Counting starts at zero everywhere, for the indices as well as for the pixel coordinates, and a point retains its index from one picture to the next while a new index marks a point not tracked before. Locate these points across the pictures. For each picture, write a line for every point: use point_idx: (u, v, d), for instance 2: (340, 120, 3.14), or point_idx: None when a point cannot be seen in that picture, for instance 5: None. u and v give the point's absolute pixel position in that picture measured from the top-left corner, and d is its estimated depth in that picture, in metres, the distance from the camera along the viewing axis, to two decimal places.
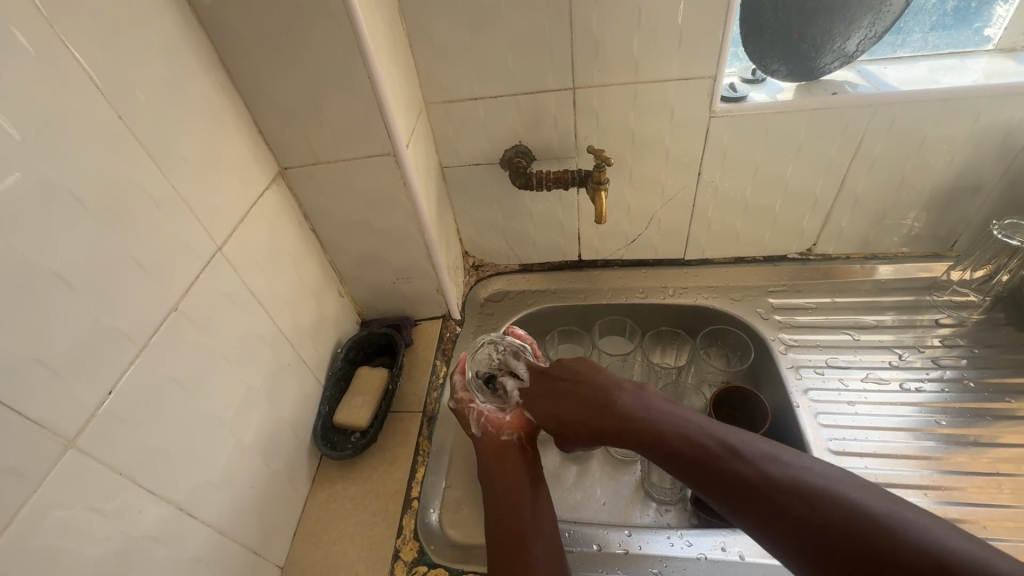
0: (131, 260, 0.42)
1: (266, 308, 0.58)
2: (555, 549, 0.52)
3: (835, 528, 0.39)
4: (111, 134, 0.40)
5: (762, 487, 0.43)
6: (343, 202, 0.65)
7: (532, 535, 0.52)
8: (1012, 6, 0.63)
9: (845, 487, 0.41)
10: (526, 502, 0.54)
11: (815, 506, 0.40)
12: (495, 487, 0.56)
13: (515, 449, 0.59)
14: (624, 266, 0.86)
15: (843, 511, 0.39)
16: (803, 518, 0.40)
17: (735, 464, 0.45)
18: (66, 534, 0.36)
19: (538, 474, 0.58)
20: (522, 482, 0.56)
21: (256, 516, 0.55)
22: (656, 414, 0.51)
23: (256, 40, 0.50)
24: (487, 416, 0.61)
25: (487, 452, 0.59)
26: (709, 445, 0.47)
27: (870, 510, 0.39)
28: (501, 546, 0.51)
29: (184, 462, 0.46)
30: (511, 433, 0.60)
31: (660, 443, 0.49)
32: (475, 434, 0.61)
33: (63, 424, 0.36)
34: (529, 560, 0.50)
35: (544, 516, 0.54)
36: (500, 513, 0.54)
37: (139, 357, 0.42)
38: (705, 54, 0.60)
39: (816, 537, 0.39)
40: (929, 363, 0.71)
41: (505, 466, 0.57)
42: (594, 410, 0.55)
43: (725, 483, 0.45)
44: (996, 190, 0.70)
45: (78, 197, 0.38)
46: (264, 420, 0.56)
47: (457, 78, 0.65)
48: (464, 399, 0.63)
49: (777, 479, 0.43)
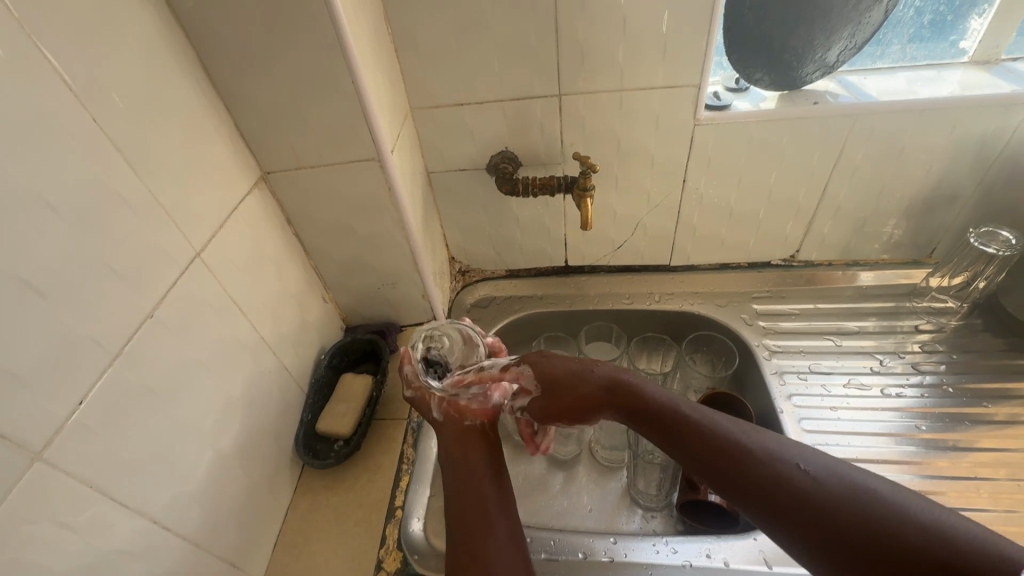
0: (104, 267, 0.41)
1: (247, 315, 0.57)
2: (512, 534, 0.50)
3: (838, 506, 0.38)
4: (84, 135, 0.39)
5: (768, 466, 0.42)
6: (327, 207, 0.64)
7: (495, 514, 0.50)
8: (986, 19, 0.65)
9: (848, 469, 0.41)
10: (489, 485, 0.53)
11: (820, 484, 0.40)
12: (459, 469, 0.54)
13: (478, 433, 0.57)
14: (610, 272, 0.87)
15: (849, 490, 0.39)
16: (806, 494, 0.40)
17: (744, 442, 0.44)
18: (33, 550, 0.35)
19: (501, 459, 0.56)
20: (483, 464, 0.54)
21: (235, 528, 0.54)
22: (665, 395, 0.51)
23: (238, 44, 0.50)
24: (448, 399, 0.59)
25: (450, 436, 0.57)
26: (717, 425, 0.46)
27: (874, 490, 0.39)
28: (463, 523, 0.50)
29: (159, 473, 0.44)
30: (475, 419, 0.58)
31: (667, 420, 0.49)
32: (438, 418, 0.59)
33: (30, 436, 0.35)
34: (495, 535, 0.49)
35: (506, 493, 0.53)
36: (462, 493, 0.52)
37: (111, 367, 0.41)
38: (690, 63, 0.61)
39: (819, 515, 0.38)
40: (909, 369, 0.72)
41: (469, 447, 0.56)
42: (599, 390, 0.54)
43: (726, 462, 0.43)
44: (972, 200, 0.71)
45: (50, 202, 0.37)
46: (244, 429, 0.55)
47: (443, 84, 0.65)
48: (422, 388, 0.60)
49: (784, 459, 0.42)
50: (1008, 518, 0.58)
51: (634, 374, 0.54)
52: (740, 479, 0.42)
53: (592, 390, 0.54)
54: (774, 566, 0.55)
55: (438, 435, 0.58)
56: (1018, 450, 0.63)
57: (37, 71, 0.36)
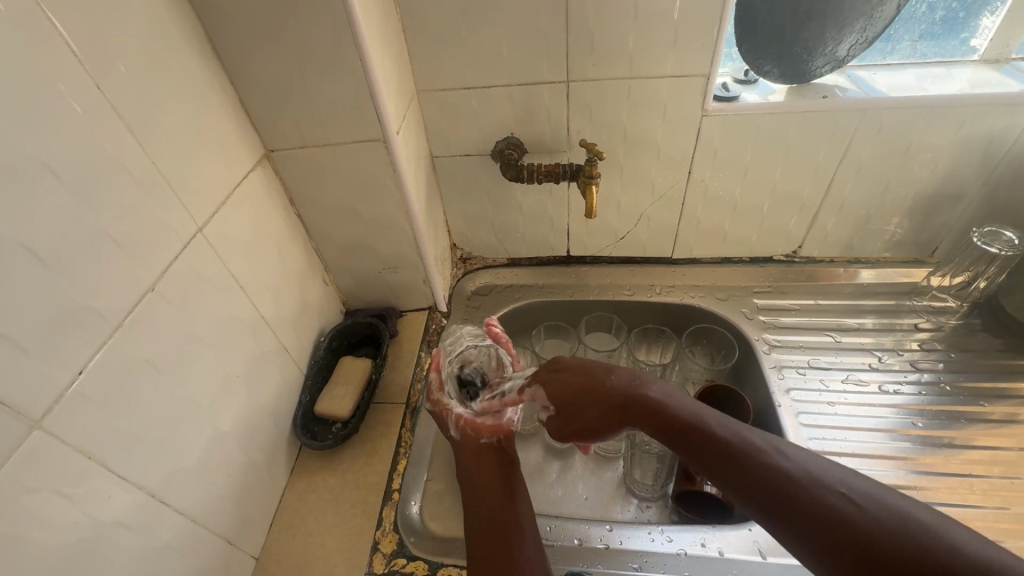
0: (105, 236, 0.40)
1: (247, 293, 0.56)
2: (537, 545, 0.50)
3: (879, 538, 0.36)
4: (87, 103, 0.38)
5: (806, 485, 0.40)
6: (329, 187, 0.63)
7: (514, 531, 0.50)
8: (998, 17, 0.64)
9: (891, 497, 0.38)
10: (511, 503, 0.52)
11: (861, 512, 0.37)
12: (473, 487, 0.55)
13: (495, 451, 0.57)
14: (612, 263, 0.86)
15: (889, 518, 0.36)
16: (841, 517, 0.37)
17: (779, 460, 0.42)
18: (30, 520, 0.35)
19: (518, 473, 0.56)
20: (496, 482, 0.54)
21: (231, 506, 0.53)
22: (688, 406, 0.48)
23: (243, 17, 0.49)
24: (465, 418, 0.59)
25: (467, 452, 0.57)
26: (748, 442, 0.44)
27: (915, 518, 0.36)
28: (481, 546, 0.49)
29: (158, 448, 0.44)
30: (491, 436, 0.58)
31: (692, 433, 0.46)
32: (455, 436, 0.59)
33: (29, 403, 0.35)
34: (517, 556, 0.48)
35: (524, 514, 0.52)
36: (477, 512, 0.52)
37: (111, 339, 0.40)
38: (700, 51, 0.60)
39: (855, 542, 0.36)
40: (908, 366, 0.73)
41: (483, 466, 0.56)
42: (617, 400, 0.51)
43: (759, 478, 0.41)
44: (976, 200, 0.71)
45: (54, 169, 0.36)
46: (243, 407, 0.55)
47: (451, 67, 0.65)
48: (441, 402, 0.61)
49: (822, 482, 0.40)
50: (999, 515, 0.58)
51: (650, 382, 0.51)
52: (778, 501, 0.40)
53: (608, 402, 0.51)
54: (768, 557, 0.55)
55: (455, 451, 0.59)
56: (1011, 448, 0.64)
57: (40, 35, 0.35)
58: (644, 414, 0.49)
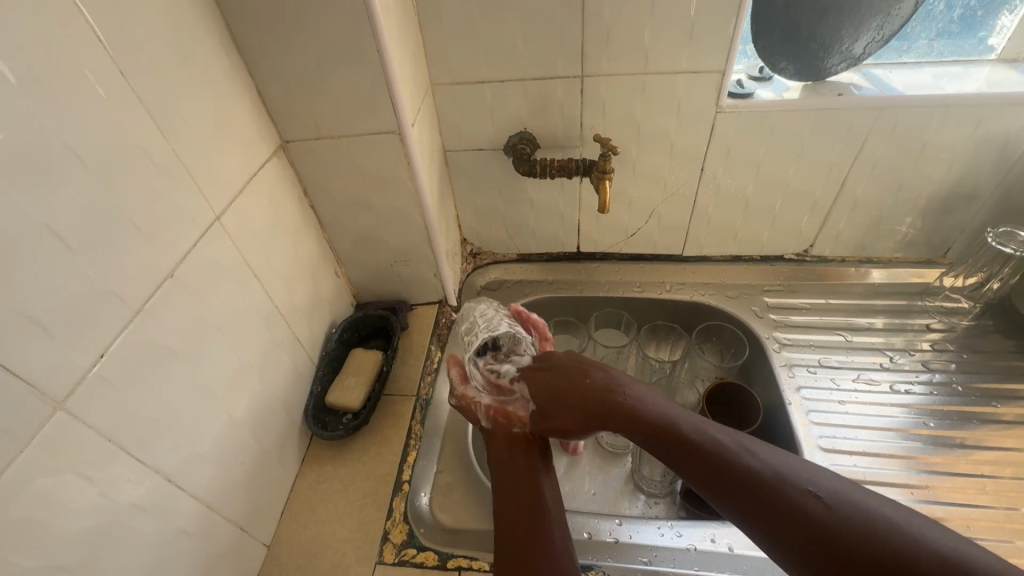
0: (126, 221, 0.40)
1: (262, 282, 0.57)
2: (567, 536, 0.50)
3: (847, 536, 0.36)
4: (111, 91, 0.39)
5: (779, 488, 0.39)
6: (344, 179, 0.64)
7: (547, 521, 0.50)
8: (1016, 16, 0.64)
9: (863, 497, 0.38)
10: (535, 496, 0.52)
11: (831, 511, 0.37)
12: (503, 478, 0.54)
13: (527, 440, 0.56)
14: (622, 260, 0.86)
15: (860, 518, 0.36)
16: (810, 515, 0.37)
17: (750, 462, 0.41)
18: (52, 501, 0.35)
19: (548, 463, 0.56)
20: (526, 472, 0.54)
21: (244, 493, 0.54)
22: (661, 407, 0.48)
23: (262, 8, 0.49)
24: (494, 407, 0.60)
25: (499, 441, 0.57)
26: (718, 442, 0.43)
27: (885, 517, 0.36)
28: (514, 535, 0.49)
29: (175, 433, 0.45)
30: (523, 425, 0.57)
31: (665, 434, 0.46)
32: (486, 427, 0.59)
33: (52, 384, 0.35)
34: (545, 549, 0.48)
35: (552, 503, 0.52)
36: (510, 502, 0.52)
37: (131, 323, 0.41)
38: (715, 47, 0.60)
39: (827, 540, 0.36)
40: (919, 366, 0.72)
41: (513, 456, 0.56)
42: (592, 402, 0.51)
43: (731, 478, 0.41)
44: (991, 200, 0.71)
45: (78, 153, 0.37)
46: (256, 396, 0.55)
47: (466, 60, 0.65)
48: (466, 396, 0.62)
49: (792, 483, 0.39)
50: (1010, 516, 0.58)
51: (627, 382, 0.51)
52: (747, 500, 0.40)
53: (585, 404, 0.51)
54: None
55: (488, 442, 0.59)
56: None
57: (67, 21, 0.35)
58: (617, 420, 0.49)
